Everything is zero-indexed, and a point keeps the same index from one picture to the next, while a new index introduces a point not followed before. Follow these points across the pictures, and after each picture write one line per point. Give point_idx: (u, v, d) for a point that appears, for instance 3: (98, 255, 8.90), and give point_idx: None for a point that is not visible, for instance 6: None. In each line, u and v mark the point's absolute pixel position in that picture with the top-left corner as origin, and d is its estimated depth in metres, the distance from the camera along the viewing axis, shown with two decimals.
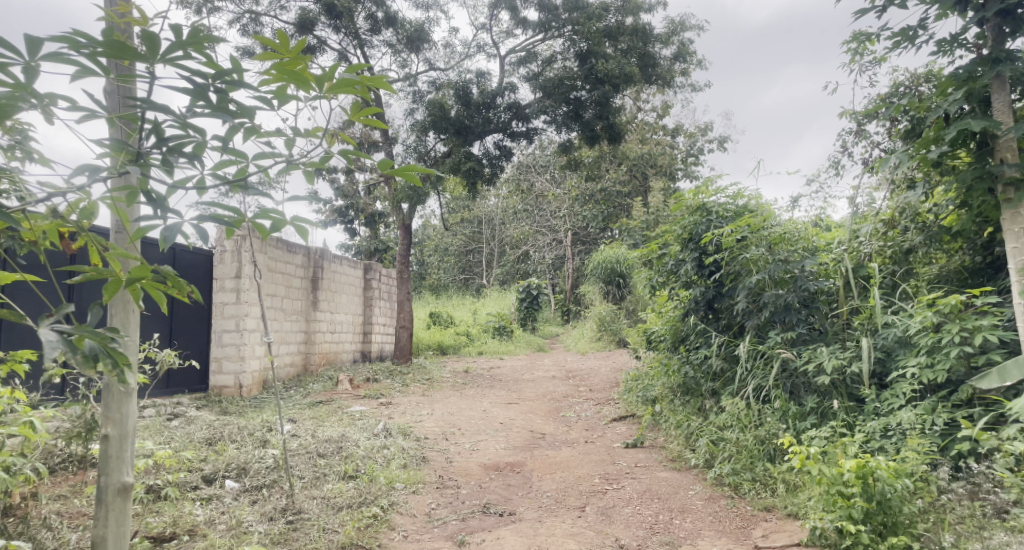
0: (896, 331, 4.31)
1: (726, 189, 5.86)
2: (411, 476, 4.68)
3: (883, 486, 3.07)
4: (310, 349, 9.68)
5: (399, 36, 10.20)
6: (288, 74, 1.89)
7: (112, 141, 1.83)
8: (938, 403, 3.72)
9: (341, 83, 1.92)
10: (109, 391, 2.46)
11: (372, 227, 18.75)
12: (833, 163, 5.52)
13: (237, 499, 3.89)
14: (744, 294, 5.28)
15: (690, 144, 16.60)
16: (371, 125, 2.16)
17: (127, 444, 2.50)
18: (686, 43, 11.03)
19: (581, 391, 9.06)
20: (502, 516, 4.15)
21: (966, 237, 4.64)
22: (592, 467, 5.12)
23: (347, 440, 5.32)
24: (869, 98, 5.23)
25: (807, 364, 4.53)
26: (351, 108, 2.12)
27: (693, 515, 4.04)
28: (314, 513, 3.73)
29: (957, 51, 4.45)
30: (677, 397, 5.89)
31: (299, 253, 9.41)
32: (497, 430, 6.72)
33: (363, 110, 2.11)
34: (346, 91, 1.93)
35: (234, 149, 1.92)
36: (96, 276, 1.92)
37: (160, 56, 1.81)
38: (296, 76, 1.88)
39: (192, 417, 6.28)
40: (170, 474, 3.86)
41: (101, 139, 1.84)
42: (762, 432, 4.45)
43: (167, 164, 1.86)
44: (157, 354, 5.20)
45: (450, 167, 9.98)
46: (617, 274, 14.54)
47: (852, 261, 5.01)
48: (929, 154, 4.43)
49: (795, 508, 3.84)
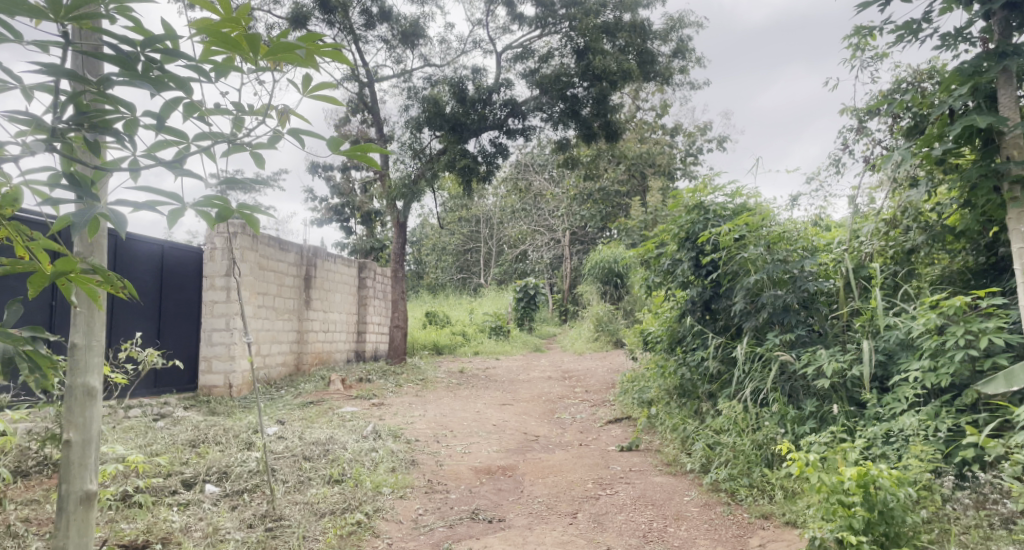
0: (898, 334, 4.18)
1: (724, 187, 5.72)
2: (399, 480, 4.55)
3: (885, 495, 2.95)
4: (302, 348, 9.54)
5: (394, 31, 10.08)
6: (220, 39, 1.75)
7: (25, 115, 1.68)
8: (941, 408, 3.60)
9: (278, 47, 1.76)
10: (73, 394, 2.32)
11: (368, 225, 18.60)
12: (833, 161, 5.39)
13: (217, 504, 3.76)
14: (742, 295, 5.15)
15: (689, 143, 16.47)
16: (327, 102, 1.96)
17: (91, 449, 2.38)
18: (686, 40, 10.90)
19: (577, 393, 8.92)
20: (492, 523, 4.03)
21: (970, 237, 4.52)
22: (586, 471, 4.99)
23: (335, 442, 5.19)
24: (871, 95, 5.11)
25: (807, 367, 4.41)
26: (302, 83, 1.93)
27: (688, 523, 3.91)
28: (295, 519, 3.61)
29: (961, 44, 4.33)
30: (673, 400, 5.77)
31: (292, 251, 9.26)
32: (489, 432, 6.59)
33: (316, 83, 1.93)
34: (285, 54, 1.76)
35: (166, 124, 1.76)
36: (22, 269, 1.82)
37: (72, 17, 1.67)
38: (225, 38, 1.74)
39: (179, 417, 6.14)
40: (146, 479, 3.73)
41: (13, 112, 1.69)
42: (760, 437, 4.33)
43: (89, 141, 1.71)
44: (139, 354, 5.06)
45: (444, 165, 9.85)
46: (614, 274, 14.37)
47: (853, 262, 4.88)
48: (932, 151, 4.31)
49: (793, 516, 3.72)
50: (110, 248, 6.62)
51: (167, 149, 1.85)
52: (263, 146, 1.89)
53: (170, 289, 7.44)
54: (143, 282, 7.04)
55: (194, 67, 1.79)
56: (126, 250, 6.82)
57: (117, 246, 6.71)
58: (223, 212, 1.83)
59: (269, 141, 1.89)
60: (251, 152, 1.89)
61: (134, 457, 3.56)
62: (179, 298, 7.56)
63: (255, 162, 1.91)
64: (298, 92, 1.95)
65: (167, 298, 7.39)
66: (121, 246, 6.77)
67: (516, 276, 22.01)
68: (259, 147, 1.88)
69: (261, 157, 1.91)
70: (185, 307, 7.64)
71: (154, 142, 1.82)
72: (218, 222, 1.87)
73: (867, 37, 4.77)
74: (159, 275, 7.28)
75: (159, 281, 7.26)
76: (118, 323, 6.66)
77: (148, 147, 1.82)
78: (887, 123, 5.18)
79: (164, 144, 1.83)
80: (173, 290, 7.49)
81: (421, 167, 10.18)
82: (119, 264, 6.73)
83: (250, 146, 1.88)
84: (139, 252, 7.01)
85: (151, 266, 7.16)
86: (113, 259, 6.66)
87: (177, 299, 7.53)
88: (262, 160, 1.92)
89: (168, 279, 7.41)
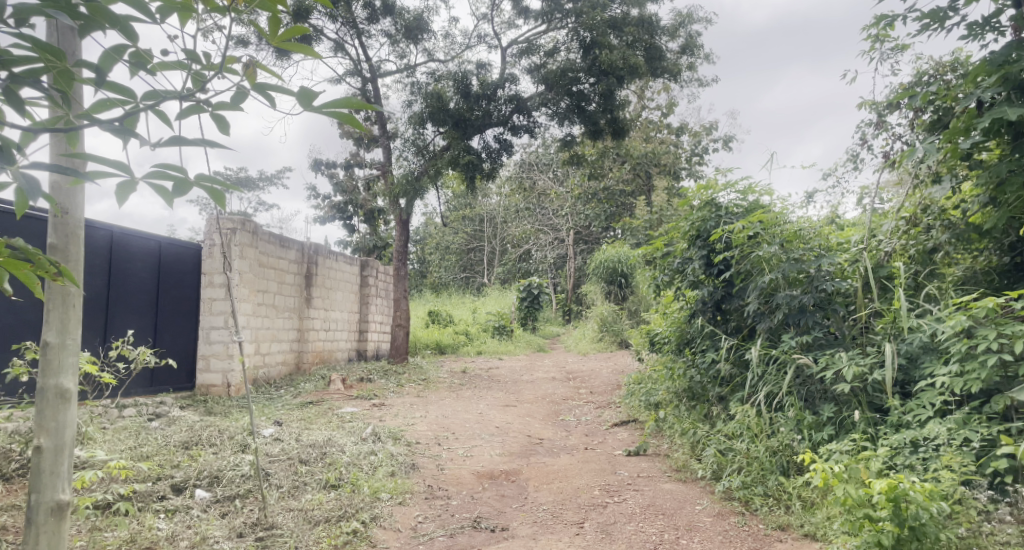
0: (921, 337, 3.99)
1: (736, 184, 5.52)
2: (398, 485, 4.37)
3: (917, 510, 2.77)
4: (302, 347, 9.37)
5: (397, 25, 9.90)
6: None
7: None
8: (969, 415, 3.42)
9: None
10: (44, 398, 2.14)
11: (371, 223, 18.42)
12: (851, 156, 5.20)
13: (206, 511, 3.60)
14: (756, 295, 4.95)
15: (695, 143, 16.27)
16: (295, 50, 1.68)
17: (63, 457, 2.20)
18: (694, 36, 10.70)
19: (581, 394, 8.74)
20: (495, 532, 3.85)
21: (993, 237, 4.33)
22: (592, 477, 4.81)
23: (333, 445, 5.01)
24: (891, 88, 4.91)
25: (825, 371, 4.23)
26: (267, 28, 1.68)
27: (701, 534, 3.73)
28: (288, 529, 3.44)
29: (988, 34, 4.15)
30: (683, 403, 5.58)
31: (292, 248, 9.09)
32: (492, 435, 6.41)
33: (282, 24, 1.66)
34: None
35: (102, 75, 1.57)
36: None
37: None
38: None
39: (174, 417, 5.97)
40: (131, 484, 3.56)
41: None
42: (774, 443, 4.15)
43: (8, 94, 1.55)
44: (131, 352, 4.90)
45: (448, 161, 9.69)
46: (619, 273, 14.16)
47: (873, 261, 4.67)
48: (958, 145, 4.12)
49: (813, 528, 3.55)
50: (104, 243, 6.46)
51: (112, 110, 1.66)
52: (226, 106, 1.64)
53: (168, 285, 7.27)
54: (138, 278, 6.87)
55: (134, 6, 1.61)
56: (121, 245, 6.66)
57: (112, 241, 6.55)
58: (181, 185, 1.59)
59: (232, 100, 1.63)
60: (212, 114, 1.66)
61: (121, 462, 3.40)
62: (177, 294, 7.40)
63: (218, 126, 1.68)
64: (264, 41, 1.69)
65: (165, 294, 7.23)
66: (117, 241, 6.62)
67: (520, 276, 21.80)
68: (220, 107, 1.64)
69: (224, 119, 1.68)
70: (183, 304, 7.48)
71: (95, 102, 1.65)
72: (178, 198, 1.62)
73: (887, 27, 4.59)
74: (156, 271, 7.12)
75: (156, 277, 7.10)
76: (113, 320, 6.51)
77: (89, 105, 1.64)
78: (907, 117, 4.98)
79: (108, 104, 1.65)
80: (171, 286, 7.32)
81: (424, 163, 10.01)
82: (114, 259, 6.57)
83: (210, 106, 1.65)
84: (135, 248, 6.84)
85: (147, 262, 7.00)
86: (108, 254, 6.50)
87: (175, 295, 7.37)
88: (226, 123, 1.69)
89: (166, 275, 7.24)
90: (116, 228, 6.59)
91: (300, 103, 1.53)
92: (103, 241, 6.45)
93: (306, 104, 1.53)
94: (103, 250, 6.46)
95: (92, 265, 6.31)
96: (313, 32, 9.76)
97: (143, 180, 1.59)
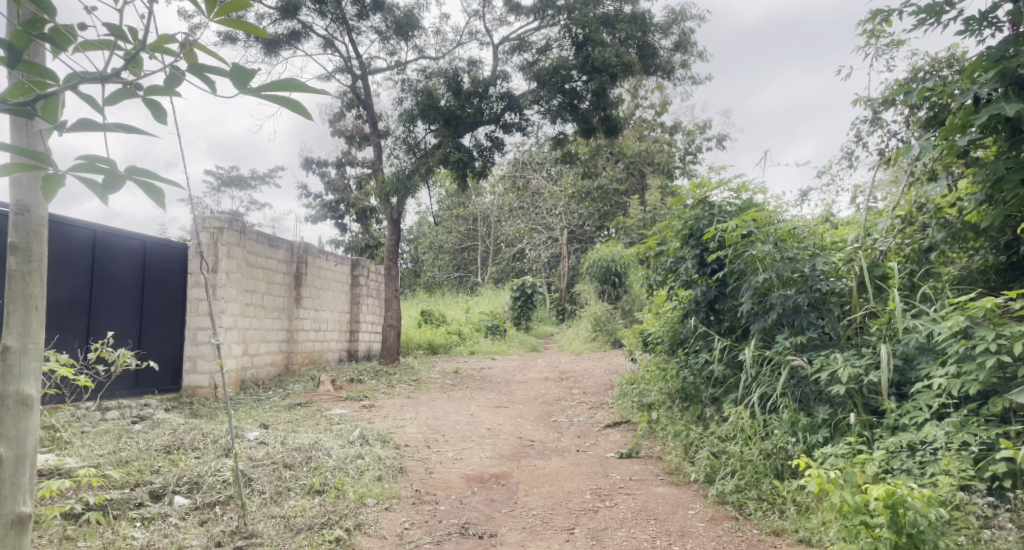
0: (918, 337, 3.90)
1: (729, 182, 5.43)
2: (384, 490, 4.27)
3: (914, 517, 2.68)
4: (291, 348, 9.24)
5: (387, 22, 9.79)
6: None
7: None
8: (967, 417, 3.36)
9: None
10: (3, 400, 1.89)
11: (363, 222, 18.30)
12: (846, 154, 5.11)
13: (185, 519, 3.51)
14: (749, 295, 4.86)
15: (688, 142, 16.21)
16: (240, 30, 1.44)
17: (24, 466, 1.94)
18: (687, 34, 10.61)
19: (574, 395, 8.66)
20: (482, 539, 3.76)
21: (989, 235, 4.25)
22: (584, 480, 4.71)
23: (319, 449, 4.90)
24: (886, 84, 4.83)
25: (820, 372, 4.14)
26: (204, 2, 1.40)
27: (693, 540, 3.64)
28: (268, 537, 3.35)
29: (985, 30, 4.08)
30: (676, 405, 5.49)
31: (281, 248, 8.96)
32: (483, 437, 6.31)
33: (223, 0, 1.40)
34: None
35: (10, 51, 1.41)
36: None
37: None
38: None
39: (158, 420, 5.85)
40: (104, 493, 3.47)
41: None
42: (768, 446, 4.07)
43: None
44: (111, 355, 4.78)
45: (439, 159, 9.62)
46: (613, 273, 14.04)
47: (867, 260, 4.58)
48: (955, 141, 4.03)
49: (808, 534, 3.47)
50: (87, 243, 6.36)
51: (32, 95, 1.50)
52: (159, 91, 1.44)
53: (154, 287, 7.14)
54: (121, 279, 6.75)
55: None
56: (105, 246, 6.56)
57: (95, 240, 6.45)
58: (109, 178, 1.40)
59: (165, 84, 1.43)
60: (146, 100, 1.46)
61: (93, 470, 3.30)
62: (164, 296, 7.27)
63: (152, 115, 1.47)
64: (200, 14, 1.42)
65: (151, 296, 7.10)
66: (100, 241, 6.51)
67: (513, 275, 21.71)
68: (151, 91, 1.44)
69: (160, 106, 1.47)
70: (170, 305, 7.35)
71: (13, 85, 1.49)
72: (107, 194, 1.42)
73: (883, 22, 4.51)
74: (141, 272, 7.00)
75: (141, 279, 6.98)
76: (95, 322, 6.40)
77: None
78: (902, 113, 4.89)
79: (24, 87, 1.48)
80: (158, 287, 7.19)
81: (415, 162, 9.91)
82: (96, 260, 6.46)
83: (142, 92, 1.45)
84: (119, 248, 6.73)
85: (131, 263, 6.88)
86: (91, 254, 6.40)
87: (162, 296, 7.24)
88: (163, 110, 1.48)
89: (151, 276, 7.12)
90: (99, 227, 6.48)
91: (235, 84, 1.35)
92: (85, 241, 6.35)
93: (240, 85, 1.35)
94: (86, 251, 6.36)
95: (73, 265, 6.21)
96: (302, 28, 9.65)
97: (71, 174, 1.42)
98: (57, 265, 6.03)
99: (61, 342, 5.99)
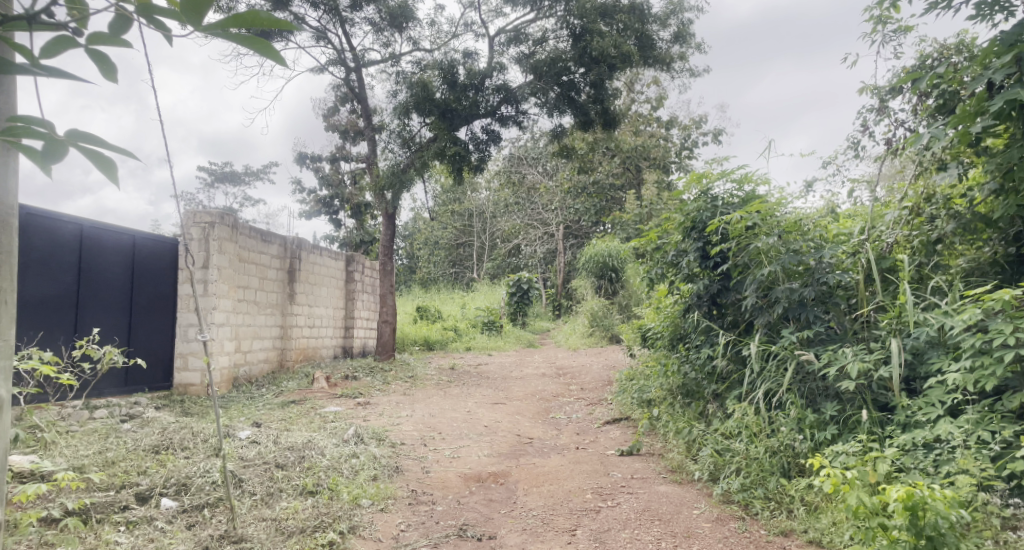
0: (929, 331, 3.79)
1: (732, 173, 5.30)
2: (379, 491, 4.15)
3: (936, 518, 2.60)
4: (285, 345, 9.09)
5: (381, 13, 9.63)
6: None
7: None
8: (983, 413, 3.27)
9: None
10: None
11: (358, 219, 18.14)
12: (851, 143, 4.98)
13: (171, 523, 3.39)
14: (753, 288, 4.74)
15: (685, 137, 16.12)
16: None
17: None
18: (686, 25, 10.38)
19: (572, 391, 8.54)
20: (481, 541, 3.65)
21: (1001, 227, 4.11)
22: (585, 479, 4.59)
23: (312, 448, 4.76)
24: (893, 72, 4.69)
25: (828, 368, 4.02)
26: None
27: (700, 542, 3.53)
28: (258, 541, 3.24)
29: (997, 15, 3.96)
30: (677, 401, 5.38)
31: (274, 243, 8.81)
32: (480, 435, 6.18)
33: None
34: None
35: None
36: None
37: None
38: None
39: (148, 419, 5.70)
40: (83, 497, 3.34)
41: None
42: (775, 443, 3.96)
43: None
44: (97, 352, 4.64)
45: (435, 153, 9.50)
46: (609, 268, 13.84)
47: (875, 252, 4.45)
48: (968, 129, 3.91)
49: (818, 534, 3.38)
50: (73, 239, 6.22)
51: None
52: (100, 41, 1.33)
53: (144, 283, 6.99)
54: (111, 276, 6.60)
55: None
56: (92, 241, 6.41)
57: (82, 236, 6.31)
58: (50, 145, 1.33)
59: (110, 31, 1.33)
60: (91, 51, 1.36)
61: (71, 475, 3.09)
62: (155, 292, 7.11)
63: (99, 67, 1.37)
64: None
65: (141, 292, 6.94)
66: (87, 236, 6.37)
67: (509, 271, 21.57)
68: (94, 41, 1.33)
69: (105, 56, 1.37)
70: (160, 301, 7.19)
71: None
72: (51, 162, 1.35)
73: (891, 7, 4.40)
74: (131, 269, 6.84)
75: (131, 275, 6.83)
76: (82, 319, 6.26)
77: None
78: (909, 102, 4.76)
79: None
80: (148, 284, 7.03)
81: (410, 155, 9.77)
82: (84, 255, 6.32)
83: (84, 41, 1.34)
84: (108, 244, 6.58)
85: (120, 259, 6.73)
86: (77, 250, 6.26)
87: (152, 293, 7.08)
88: (110, 62, 1.38)
89: (141, 272, 6.96)
90: (86, 222, 6.34)
91: (191, 22, 1.31)
92: (72, 237, 6.21)
93: (195, 21, 1.30)
94: (72, 247, 6.22)
95: (59, 261, 6.07)
96: (294, 20, 9.49)
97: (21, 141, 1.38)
98: (42, 262, 5.90)
99: (44, 340, 5.86)
